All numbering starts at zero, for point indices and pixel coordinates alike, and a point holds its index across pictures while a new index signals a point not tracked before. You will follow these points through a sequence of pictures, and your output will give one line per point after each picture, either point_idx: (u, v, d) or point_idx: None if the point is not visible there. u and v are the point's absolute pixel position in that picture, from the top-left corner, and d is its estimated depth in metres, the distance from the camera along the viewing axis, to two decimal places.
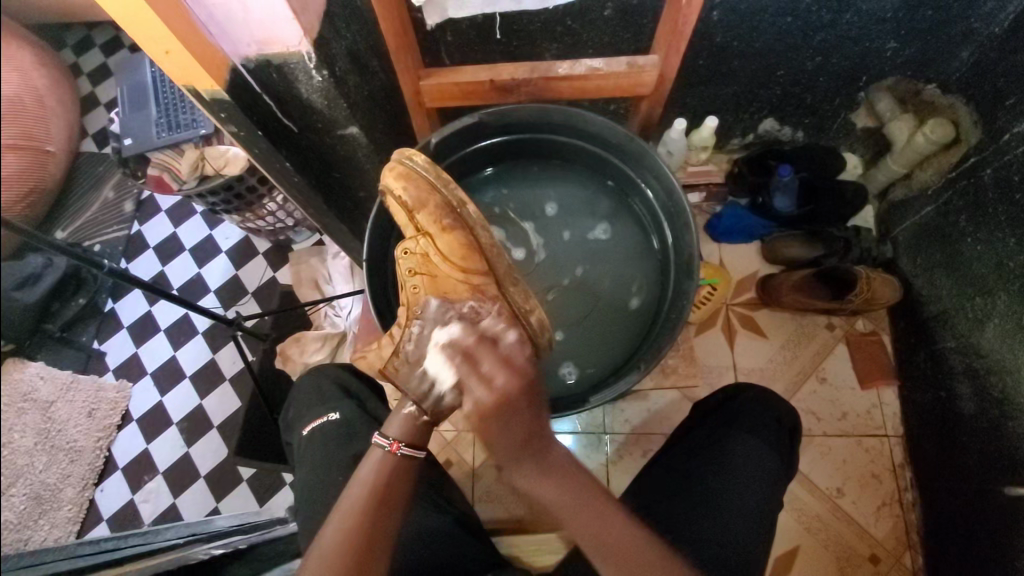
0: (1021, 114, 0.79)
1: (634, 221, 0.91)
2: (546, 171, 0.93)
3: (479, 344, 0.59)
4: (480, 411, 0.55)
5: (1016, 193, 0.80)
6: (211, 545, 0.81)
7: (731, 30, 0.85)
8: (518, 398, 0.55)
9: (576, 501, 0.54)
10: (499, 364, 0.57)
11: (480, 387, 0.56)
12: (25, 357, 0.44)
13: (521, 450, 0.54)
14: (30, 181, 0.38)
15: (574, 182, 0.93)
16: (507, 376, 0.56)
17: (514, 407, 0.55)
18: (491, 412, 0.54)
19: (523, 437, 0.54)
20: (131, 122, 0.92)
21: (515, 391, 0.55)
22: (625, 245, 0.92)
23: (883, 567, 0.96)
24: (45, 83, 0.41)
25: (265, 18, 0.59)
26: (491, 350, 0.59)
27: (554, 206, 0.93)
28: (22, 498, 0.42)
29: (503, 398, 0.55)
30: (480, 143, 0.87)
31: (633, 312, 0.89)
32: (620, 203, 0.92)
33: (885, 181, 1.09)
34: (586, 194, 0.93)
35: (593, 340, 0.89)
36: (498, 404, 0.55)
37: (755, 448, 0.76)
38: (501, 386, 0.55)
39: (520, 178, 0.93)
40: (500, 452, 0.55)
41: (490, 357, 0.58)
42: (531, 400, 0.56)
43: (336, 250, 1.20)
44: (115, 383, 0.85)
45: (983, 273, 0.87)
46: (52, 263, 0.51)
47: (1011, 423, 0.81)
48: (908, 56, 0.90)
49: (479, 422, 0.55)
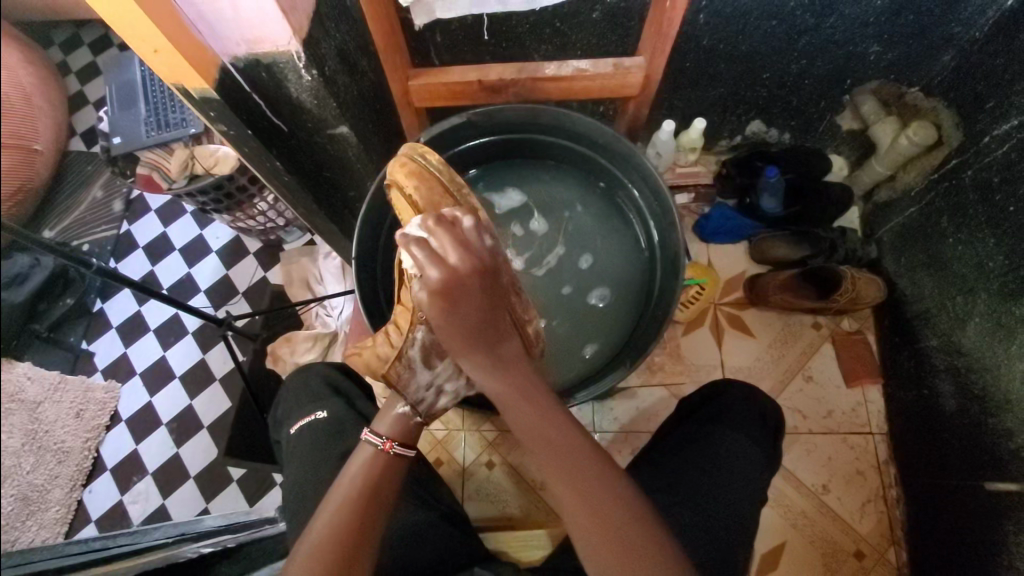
0: (1001, 117, 0.81)
1: (637, 261, 0.92)
2: (588, 214, 0.93)
3: (438, 223, 0.52)
4: (433, 289, 0.51)
5: (995, 194, 0.82)
6: (200, 544, 0.81)
7: (718, 33, 0.86)
8: (473, 278, 0.52)
9: (527, 409, 0.53)
10: (456, 247, 0.52)
11: (434, 267, 0.51)
12: (14, 356, 0.44)
13: (473, 334, 0.52)
14: (19, 178, 0.39)
15: (613, 242, 0.92)
16: (462, 256, 0.52)
17: (467, 287, 0.51)
18: (441, 291, 0.51)
19: (478, 318, 0.52)
20: (120, 120, 0.93)
21: (469, 270, 0.51)
22: (624, 271, 0.92)
23: (868, 563, 0.97)
24: (32, 81, 0.41)
25: (255, 20, 0.59)
26: (452, 236, 0.52)
27: (571, 249, 0.92)
28: (10, 498, 0.42)
29: (456, 278, 0.51)
30: (462, 147, 0.87)
31: (619, 325, 0.89)
32: (629, 268, 0.92)
33: (870, 183, 1.10)
34: (612, 260, 0.92)
35: (572, 340, 0.89)
36: (449, 283, 0.51)
37: (739, 444, 0.77)
38: (456, 266, 0.51)
39: (559, 195, 0.94)
40: (448, 340, 0.53)
41: (445, 237, 0.52)
42: (485, 290, 0.52)
43: (327, 250, 1.22)
44: (103, 383, 0.84)
45: (963, 273, 0.89)
46: (39, 262, 0.50)
47: (990, 419, 0.83)
48: (890, 60, 0.92)
49: (430, 308, 0.52)
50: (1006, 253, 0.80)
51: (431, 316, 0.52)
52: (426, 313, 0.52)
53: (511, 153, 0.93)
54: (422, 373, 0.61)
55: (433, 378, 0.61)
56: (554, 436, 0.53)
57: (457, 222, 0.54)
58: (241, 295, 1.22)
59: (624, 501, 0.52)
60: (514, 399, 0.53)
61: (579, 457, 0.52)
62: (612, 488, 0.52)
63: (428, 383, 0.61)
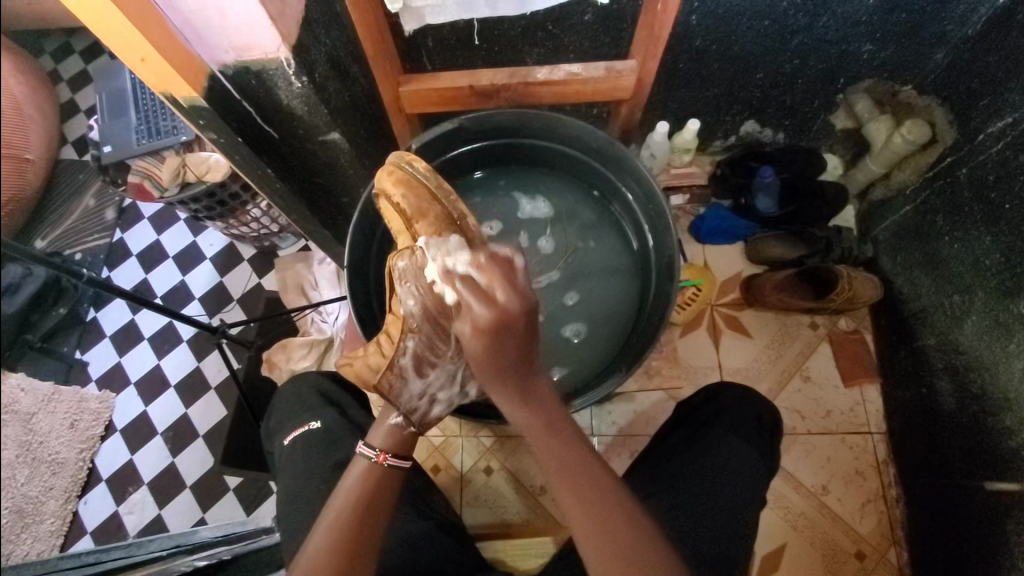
0: (995, 114, 0.81)
1: (631, 277, 0.91)
2: (598, 252, 0.92)
3: (493, 265, 0.55)
4: (480, 328, 0.52)
5: (991, 192, 0.82)
6: (194, 556, 0.81)
7: (711, 34, 0.86)
8: (520, 318, 0.52)
9: (553, 445, 0.52)
10: (506, 289, 0.54)
11: (482, 305, 0.53)
12: (8, 366, 0.44)
13: (509, 370, 0.53)
14: (10, 188, 0.38)
15: (612, 286, 0.90)
16: (509, 295, 0.53)
17: (512, 326, 0.52)
18: (489, 327, 0.52)
19: (518, 356, 0.53)
20: (111, 130, 0.92)
21: (518, 308, 0.52)
22: (616, 286, 0.90)
23: (869, 563, 0.97)
24: (23, 89, 0.40)
25: (243, 26, 0.59)
26: (503, 277, 0.55)
27: (563, 281, 0.90)
28: (4, 511, 0.42)
29: (504, 315, 0.52)
30: (450, 156, 0.87)
31: (606, 345, 0.88)
32: (621, 283, 0.90)
33: (865, 181, 1.10)
34: (603, 303, 0.90)
35: (558, 357, 0.88)
36: (496, 321, 0.52)
37: (738, 449, 0.77)
38: (504, 304, 0.53)
39: (578, 220, 0.93)
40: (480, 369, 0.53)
41: (494, 276, 0.55)
42: (528, 331, 0.53)
43: (322, 256, 1.22)
44: (98, 394, 0.83)
45: (960, 271, 0.88)
46: (31, 271, 0.49)
47: (989, 418, 0.82)
48: (883, 59, 0.92)
49: (471, 342, 0.53)
50: (1002, 251, 0.80)
51: (471, 350, 0.53)
52: (467, 348, 0.53)
53: (503, 159, 0.92)
54: (415, 382, 0.60)
55: (426, 388, 0.61)
56: (581, 474, 0.52)
57: (511, 264, 0.56)
58: (236, 302, 1.22)
59: (652, 544, 0.51)
60: (542, 437, 0.52)
61: (599, 495, 0.52)
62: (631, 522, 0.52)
63: (421, 393, 0.60)
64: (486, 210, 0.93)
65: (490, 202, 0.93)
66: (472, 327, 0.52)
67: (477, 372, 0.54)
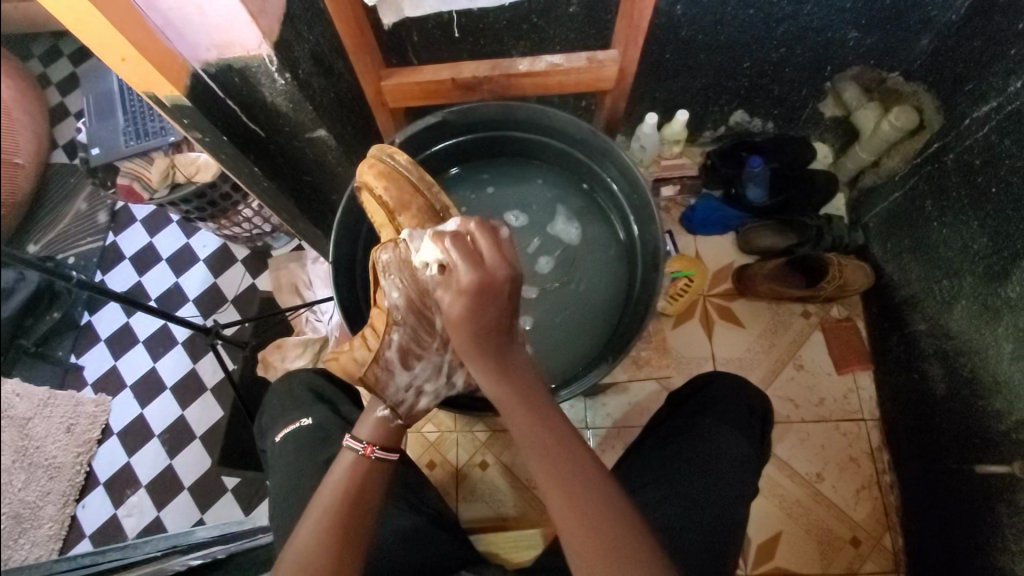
0: (980, 99, 0.81)
1: (617, 275, 0.90)
2: (588, 298, 0.90)
3: (479, 227, 0.55)
4: (462, 288, 0.52)
5: (977, 176, 0.82)
6: (190, 555, 0.82)
7: (696, 23, 0.86)
8: (503, 284, 0.52)
9: (531, 418, 0.52)
10: (493, 250, 0.54)
11: (468, 264, 0.52)
12: (3, 372, 0.44)
13: (489, 337, 0.52)
14: (2, 194, 0.38)
15: (583, 332, 0.88)
16: (496, 259, 0.53)
17: (496, 291, 0.52)
18: (472, 289, 0.51)
19: (497, 320, 0.52)
20: (99, 132, 0.90)
21: (502, 275, 0.52)
22: (602, 283, 0.90)
23: (864, 549, 0.98)
24: (20, 94, 0.40)
25: (223, 23, 0.59)
26: (492, 240, 0.54)
27: (543, 293, 0.89)
28: (3, 516, 0.42)
29: (490, 279, 0.52)
30: (441, 143, 0.87)
31: (587, 342, 0.88)
32: (609, 280, 0.90)
33: (855, 169, 1.10)
34: (562, 334, 0.88)
35: (543, 351, 0.87)
36: (481, 282, 0.51)
37: (727, 436, 0.77)
38: (491, 268, 0.52)
39: (572, 213, 0.92)
40: (455, 332, 0.53)
41: (487, 241, 0.54)
42: (506, 299, 0.53)
43: (315, 255, 1.23)
44: (94, 398, 0.83)
45: (948, 256, 0.89)
46: (25, 277, 0.49)
47: (979, 401, 0.83)
48: (869, 45, 0.92)
49: (453, 304, 0.52)
50: (990, 235, 0.80)
51: (451, 312, 0.52)
52: (446, 311, 0.53)
53: (495, 152, 0.92)
54: (401, 374, 0.61)
55: (412, 380, 0.61)
56: (557, 451, 0.51)
57: (497, 231, 0.56)
58: (230, 303, 1.22)
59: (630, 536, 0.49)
60: (519, 414, 0.52)
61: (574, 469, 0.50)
62: (605, 500, 0.50)
63: (408, 384, 0.61)
64: (513, 197, 0.93)
65: (531, 197, 0.93)
66: (454, 289, 0.52)
67: (455, 334, 0.53)
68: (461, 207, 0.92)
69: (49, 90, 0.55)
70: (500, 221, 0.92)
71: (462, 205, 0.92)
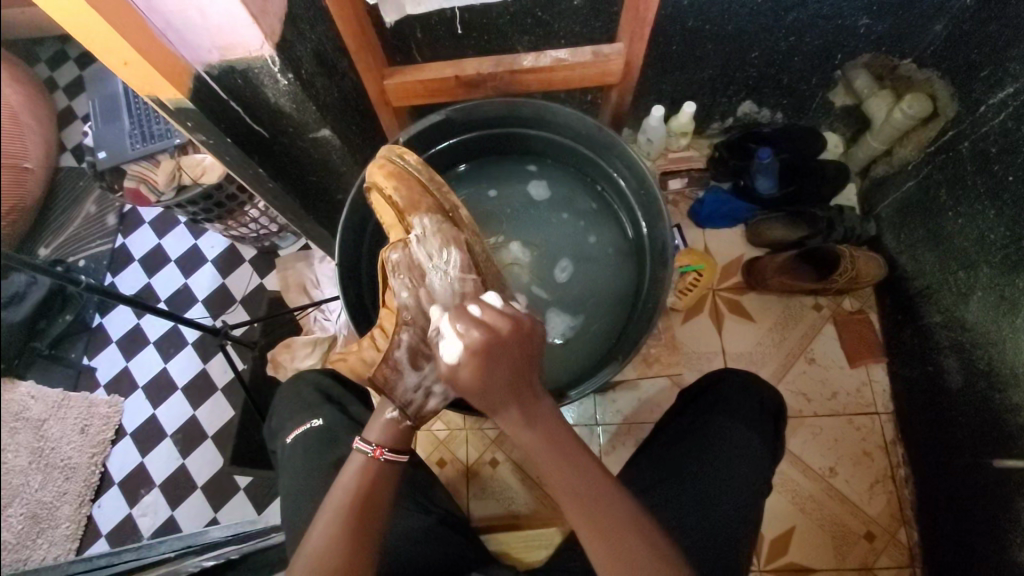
0: (996, 85, 0.79)
1: (625, 289, 0.89)
2: (571, 336, 0.87)
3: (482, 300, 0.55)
4: (470, 350, 0.51)
5: (993, 165, 0.80)
6: (203, 556, 0.82)
7: (703, 14, 0.84)
8: (513, 341, 0.52)
9: (559, 463, 0.52)
10: (499, 316, 0.53)
11: (477, 329, 0.52)
12: (18, 377, 0.43)
13: (506, 392, 0.51)
14: (10, 200, 0.37)
15: (570, 350, 0.87)
16: (501, 318, 0.53)
17: (506, 345, 0.52)
18: (482, 350, 0.51)
19: (511, 376, 0.51)
20: (104, 133, 0.91)
21: (508, 331, 0.52)
22: (613, 293, 0.89)
23: (879, 544, 0.97)
24: (29, 98, 0.39)
25: (223, 24, 0.58)
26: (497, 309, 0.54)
27: (563, 307, 0.87)
28: (19, 521, 0.41)
29: (498, 338, 0.52)
30: (526, 131, 0.87)
31: (591, 346, 0.87)
32: (618, 290, 0.89)
33: (866, 159, 1.09)
34: (570, 337, 0.87)
35: (552, 354, 0.87)
36: (490, 343, 0.51)
37: (739, 433, 0.76)
38: (498, 330, 0.52)
39: (597, 231, 0.90)
40: (473, 396, 0.51)
41: (490, 310, 0.54)
42: (517, 351, 0.52)
43: (323, 254, 1.22)
44: (106, 398, 0.82)
45: (964, 247, 0.87)
46: (33, 283, 0.48)
47: (997, 394, 0.81)
48: (882, 31, 0.90)
49: (462, 373, 0.51)
50: (1006, 225, 0.78)
51: (464, 380, 0.51)
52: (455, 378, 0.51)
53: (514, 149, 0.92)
54: (410, 374, 0.61)
55: (421, 380, 0.61)
56: (591, 488, 0.52)
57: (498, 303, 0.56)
58: (237, 303, 1.23)
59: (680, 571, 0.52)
60: (546, 452, 0.52)
61: (592, 490, 0.52)
62: (653, 552, 0.51)
63: (416, 385, 0.60)
64: (554, 214, 0.90)
65: (600, 264, 0.89)
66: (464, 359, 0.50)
67: (472, 397, 0.52)
68: (555, 212, 0.90)
69: (57, 94, 0.54)
70: (555, 252, 0.89)
71: (564, 213, 0.91)
